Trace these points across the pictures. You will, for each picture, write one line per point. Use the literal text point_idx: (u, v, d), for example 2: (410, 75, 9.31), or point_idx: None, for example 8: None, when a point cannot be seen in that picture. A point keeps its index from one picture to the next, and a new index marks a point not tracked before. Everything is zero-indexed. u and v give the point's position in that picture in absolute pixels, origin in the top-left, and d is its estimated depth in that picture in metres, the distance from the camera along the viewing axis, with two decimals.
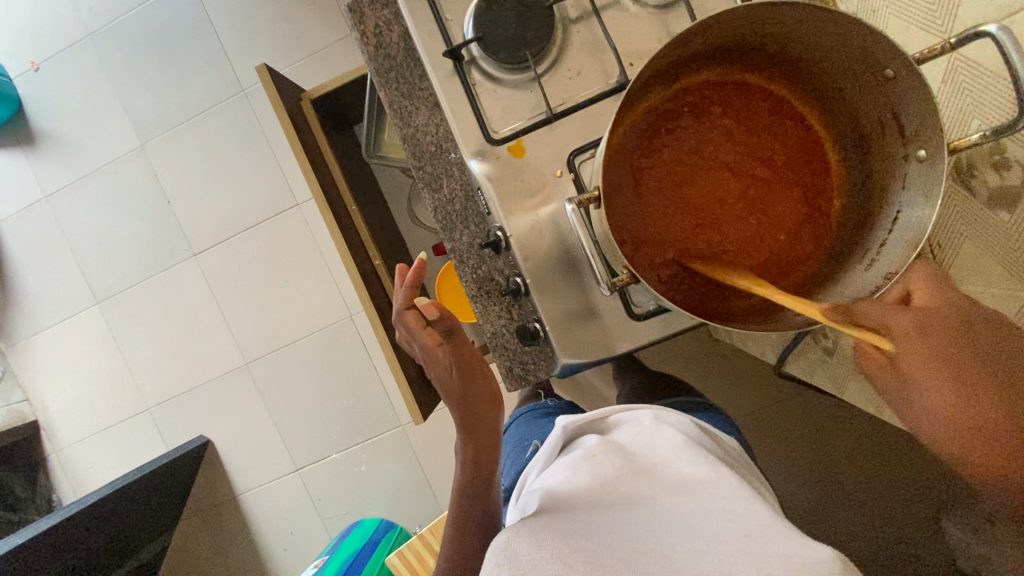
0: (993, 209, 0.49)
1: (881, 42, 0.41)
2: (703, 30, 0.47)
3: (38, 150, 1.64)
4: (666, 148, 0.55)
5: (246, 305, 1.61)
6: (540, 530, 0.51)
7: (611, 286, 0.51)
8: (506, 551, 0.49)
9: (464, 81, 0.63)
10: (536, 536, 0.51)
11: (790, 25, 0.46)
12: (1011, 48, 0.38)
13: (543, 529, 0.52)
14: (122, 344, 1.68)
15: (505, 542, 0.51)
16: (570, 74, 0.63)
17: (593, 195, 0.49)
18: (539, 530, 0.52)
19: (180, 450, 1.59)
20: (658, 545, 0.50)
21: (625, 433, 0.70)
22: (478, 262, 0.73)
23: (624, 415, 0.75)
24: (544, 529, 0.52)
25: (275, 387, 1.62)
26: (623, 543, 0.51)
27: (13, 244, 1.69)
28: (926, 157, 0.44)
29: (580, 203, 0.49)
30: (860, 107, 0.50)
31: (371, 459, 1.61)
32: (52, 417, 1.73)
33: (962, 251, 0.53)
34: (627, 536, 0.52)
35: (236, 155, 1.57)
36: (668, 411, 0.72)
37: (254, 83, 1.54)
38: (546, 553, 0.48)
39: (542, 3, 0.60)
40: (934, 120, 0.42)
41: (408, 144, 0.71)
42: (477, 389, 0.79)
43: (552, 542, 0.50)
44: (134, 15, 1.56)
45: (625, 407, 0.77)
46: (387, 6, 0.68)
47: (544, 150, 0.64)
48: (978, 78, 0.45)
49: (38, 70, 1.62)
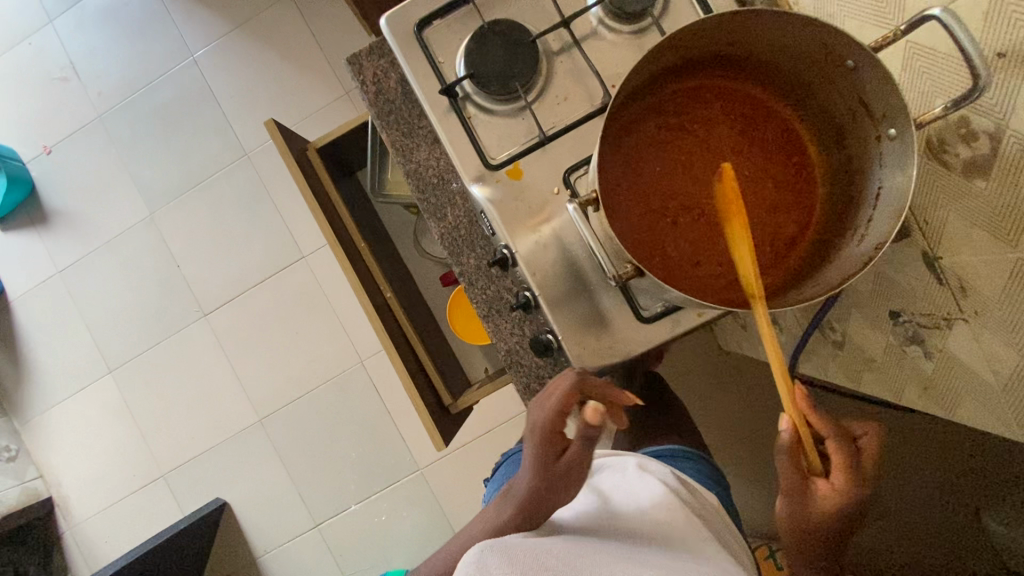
0: (969, 178, 0.52)
1: (839, 37, 0.46)
2: (675, 43, 0.52)
3: (50, 228, 1.71)
4: (655, 154, 0.58)
5: (259, 359, 1.63)
6: (510, 547, 0.57)
7: (616, 279, 0.55)
8: (477, 562, 0.55)
9: (461, 114, 0.68)
10: (508, 553, 0.57)
11: (754, 29, 0.50)
12: (955, 26, 0.42)
13: (514, 547, 0.58)
14: (136, 411, 1.69)
15: (480, 553, 0.57)
16: (559, 100, 0.68)
17: (591, 197, 0.54)
18: (509, 546, 0.58)
19: (197, 514, 1.57)
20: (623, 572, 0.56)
21: (609, 479, 0.76)
22: (487, 283, 0.75)
23: (609, 460, 0.81)
24: (517, 549, 0.57)
25: (291, 440, 1.62)
26: (590, 565, 0.56)
27: (28, 321, 1.73)
28: (897, 134, 0.48)
29: (581, 204, 0.54)
30: (830, 98, 0.53)
31: (391, 506, 1.59)
32: (67, 492, 1.71)
33: (950, 223, 0.56)
34: (594, 560, 0.58)
35: (242, 215, 1.63)
36: (652, 459, 0.78)
37: (257, 146, 1.62)
38: (514, 569, 0.54)
39: (526, 38, 0.65)
40: (897, 100, 0.46)
41: (411, 178, 0.75)
42: (558, 486, 0.67)
43: (520, 561, 0.55)
44: (142, 94, 1.66)
45: (611, 452, 0.82)
46: (384, 57, 0.74)
47: (540, 171, 0.68)
48: (935, 60, 0.49)
49: (50, 152, 1.70)
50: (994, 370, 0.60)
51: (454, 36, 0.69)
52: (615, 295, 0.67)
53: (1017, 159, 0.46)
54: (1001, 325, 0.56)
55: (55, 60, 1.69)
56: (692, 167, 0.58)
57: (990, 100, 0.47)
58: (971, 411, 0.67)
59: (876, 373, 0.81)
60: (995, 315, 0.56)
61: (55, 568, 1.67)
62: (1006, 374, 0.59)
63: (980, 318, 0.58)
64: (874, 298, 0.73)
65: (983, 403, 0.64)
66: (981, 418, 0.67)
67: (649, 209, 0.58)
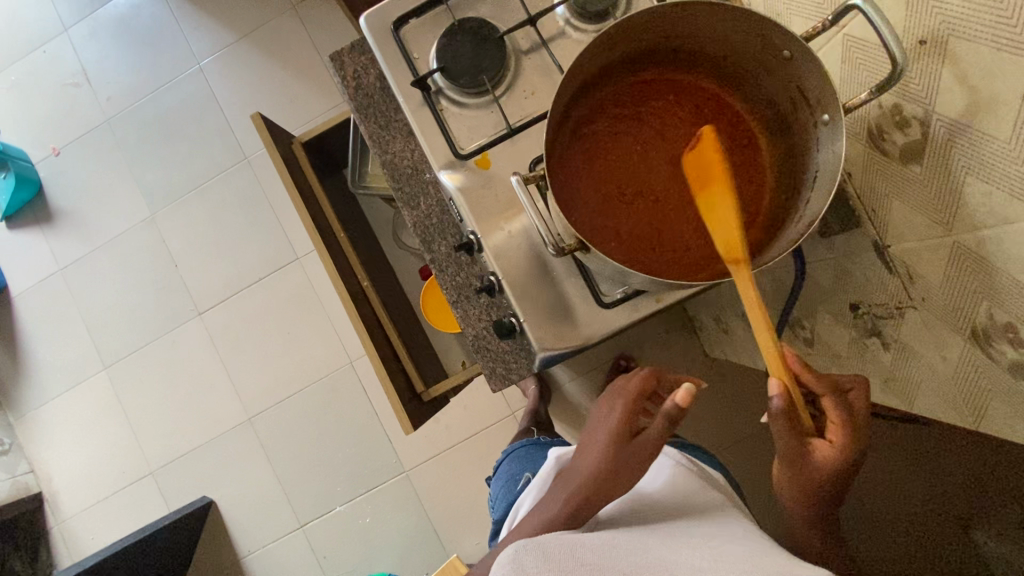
0: (907, 164, 0.54)
1: (771, 27, 0.49)
2: (625, 34, 0.55)
3: (55, 226, 1.76)
4: (609, 141, 0.61)
5: (250, 358, 1.66)
6: (545, 543, 0.54)
7: (559, 248, 0.56)
8: (513, 562, 0.52)
9: (432, 107, 0.71)
10: (544, 549, 0.54)
11: (698, 21, 0.54)
12: (873, 14, 0.45)
13: (548, 543, 0.55)
14: (129, 408, 1.71)
15: (515, 552, 0.54)
16: (526, 95, 0.71)
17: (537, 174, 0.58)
18: (543, 542, 0.55)
19: (182, 511, 1.58)
20: (661, 561, 0.53)
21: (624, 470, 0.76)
22: (456, 270, 0.78)
23: None
24: (549, 545, 0.54)
25: (279, 439, 1.63)
26: (626, 557, 0.54)
27: (29, 316, 1.77)
28: (830, 120, 0.50)
29: (525, 178, 0.57)
30: (774, 88, 0.57)
31: (376, 508, 1.58)
32: (57, 487, 1.73)
33: (893, 210, 0.58)
34: (633, 550, 0.56)
35: (239, 217, 1.67)
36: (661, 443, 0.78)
37: (256, 151, 1.67)
38: (551, 566, 0.51)
39: (494, 35, 0.69)
40: (827, 86, 0.49)
41: (387, 169, 0.78)
42: (630, 472, 0.63)
43: (558, 557, 0.53)
44: (148, 99, 1.73)
45: None
46: (364, 54, 0.78)
47: (507, 161, 0.70)
48: (866, 52, 0.52)
49: (58, 154, 1.77)
50: (943, 356, 0.61)
51: (428, 34, 0.72)
52: (577, 281, 0.69)
53: (944, 142, 0.49)
54: (946, 310, 0.57)
55: (67, 66, 1.77)
56: (647, 154, 0.61)
57: (917, 88, 0.50)
58: (927, 401, 0.69)
59: (843, 369, 0.82)
60: (939, 301, 0.58)
61: (41, 563, 1.67)
62: (957, 361, 0.59)
63: (929, 304, 0.59)
64: (835, 292, 0.75)
65: (937, 391, 0.65)
66: (939, 409, 0.67)
67: (602, 192, 0.60)
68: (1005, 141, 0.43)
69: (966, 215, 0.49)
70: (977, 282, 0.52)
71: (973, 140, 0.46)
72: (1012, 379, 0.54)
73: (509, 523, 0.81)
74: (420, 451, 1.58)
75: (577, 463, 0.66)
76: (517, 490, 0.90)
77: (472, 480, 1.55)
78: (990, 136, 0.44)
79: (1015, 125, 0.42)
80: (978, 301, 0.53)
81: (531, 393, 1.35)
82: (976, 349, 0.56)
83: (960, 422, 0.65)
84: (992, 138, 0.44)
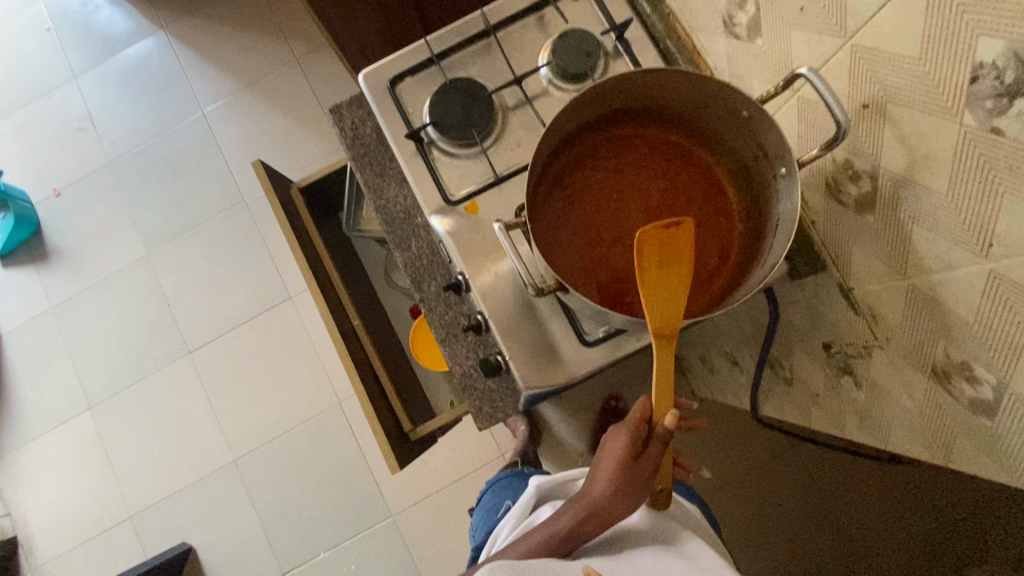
0: (862, 212, 0.59)
1: (732, 92, 0.55)
2: (600, 94, 0.61)
3: (50, 265, 1.77)
4: (588, 189, 0.66)
5: (238, 397, 1.65)
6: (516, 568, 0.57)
7: (538, 289, 0.59)
8: None
9: (425, 157, 0.76)
10: None
11: (666, 85, 0.60)
12: (818, 83, 0.51)
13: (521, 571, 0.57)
14: (111, 449, 1.68)
15: None
16: (512, 147, 0.76)
17: (519, 220, 0.61)
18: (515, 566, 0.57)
19: (159, 558, 1.53)
20: None
21: None
22: (445, 309, 0.81)
23: None
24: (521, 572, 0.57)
25: (263, 481, 1.60)
26: None
27: (15, 355, 1.76)
28: (788, 172, 0.55)
29: (506, 224, 0.60)
30: (738, 143, 0.62)
31: (361, 554, 1.54)
32: (30, 533, 1.67)
33: (853, 254, 0.62)
34: None
35: (234, 257, 1.70)
36: None
37: (254, 193, 1.72)
38: None
39: (483, 92, 0.74)
40: (781, 142, 0.54)
41: (380, 213, 0.82)
42: (635, 496, 0.64)
43: None
44: (152, 143, 1.79)
45: None
46: (362, 108, 0.83)
47: (494, 207, 0.74)
48: (818, 113, 0.57)
49: (58, 195, 1.81)
50: (910, 395, 0.64)
51: (422, 91, 0.78)
52: (560, 321, 0.72)
53: (891, 193, 0.53)
54: (907, 349, 0.61)
55: (75, 111, 1.84)
56: (625, 202, 0.65)
57: (863, 146, 0.55)
58: (900, 438, 0.71)
59: (821, 408, 0.85)
60: (901, 340, 0.61)
61: None
62: (921, 397, 0.62)
63: (890, 343, 0.63)
64: (808, 331, 0.78)
65: (907, 428, 0.68)
66: (910, 446, 0.69)
67: (582, 237, 0.64)
68: (942, 193, 0.48)
69: (917, 260, 0.53)
70: (932, 323, 0.55)
71: (913, 192, 0.51)
72: (973, 416, 0.56)
73: (486, 550, 0.81)
74: (408, 494, 1.55)
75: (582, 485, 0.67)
76: (497, 518, 0.90)
77: (460, 524, 1.51)
78: (928, 189, 0.49)
79: (951, 178, 0.47)
80: (934, 340, 0.56)
81: (521, 433, 1.36)
82: (939, 387, 0.59)
83: (930, 458, 0.67)
84: (931, 192, 0.49)
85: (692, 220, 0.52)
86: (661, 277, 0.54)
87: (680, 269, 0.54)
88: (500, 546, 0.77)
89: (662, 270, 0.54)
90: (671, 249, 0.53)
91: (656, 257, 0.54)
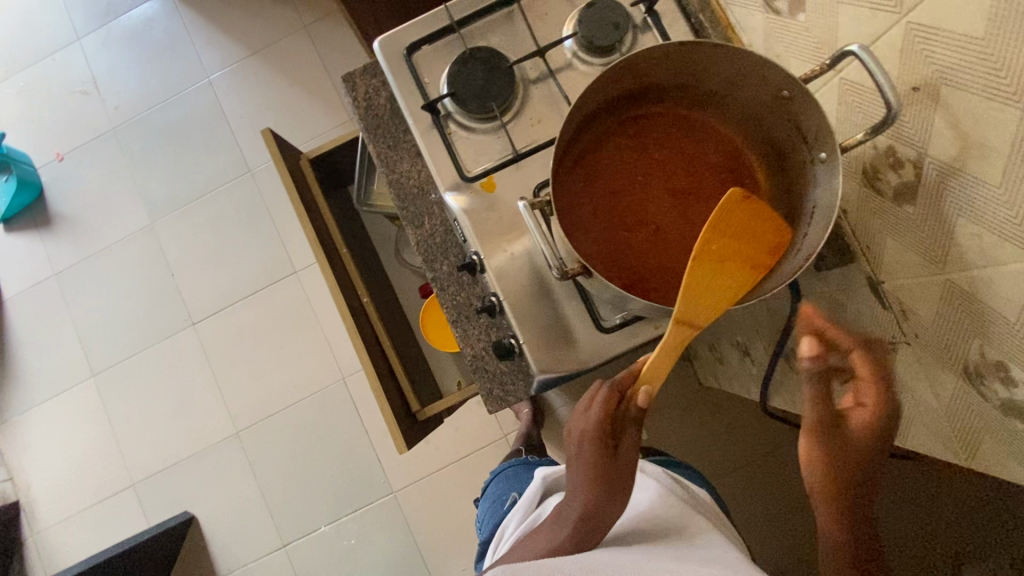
0: (900, 204, 0.56)
1: (775, 70, 0.52)
2: (632, 67, 0.57)
3: (53, 231, 1.75)
4: (611, 169, 0.63)
5: (241, 370, 1.64)
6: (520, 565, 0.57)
7: (562, 272, 0.57)
8: None
9: (441, 130, 0.73)
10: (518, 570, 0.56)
11: (701, 59, 0.56)
12: (871, 61, 0.47)
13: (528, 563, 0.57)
14: (115, 417, 1.68)
15: None
16: (532, 122, 0.72)
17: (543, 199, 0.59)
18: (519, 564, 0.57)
19: (161, 526, 1.54)
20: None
21: None
22: (457, 289, 0.79)
23: None
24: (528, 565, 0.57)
25: (265, 453, 1.61)
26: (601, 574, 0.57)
27: (19, 320, 1.75)
28: (827, 158, 0.52)
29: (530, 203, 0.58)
30: (773, 126, 0.59)
31: (362, 529, 1.55)
32: (34, 497, 1.68)
33: (886, 246, 0.60)
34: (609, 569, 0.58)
35: (239, 228, 1.68)
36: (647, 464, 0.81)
37: (261, 164, 1.69)
38: None
39: (504, 64, 0.71)
40: (825, 126, 0.51)
41: (393, 188, 0.79)
42: (626, 489, 0.62)
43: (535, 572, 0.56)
44: (157, 109, 1.75)
45: None
46: (376, 76, 0.80)
47: (511, 185, 0.72)
48: (863, 95, 0.54)
49: (62, 160, 1.77)
50: (936, 394, 0.62)
51: (440, 60, 0.74)
52: (577, 305, 0.70)
53: (936, 183, 0.51)
54: (935, 347, 0.59)
55: (77, 74, 1.79)
56: (648, 183, 0.62)
57: (911, 131, 0.52)
58: (920, 437, 0.70)
59: None
60: (932, 337, 0.59)
61: None
62: (950, 397, 0.60)
63: (920, 341, 0.61)
64: None
65: (929, 426, 0.66)
66: (930, 444, 0.68)
67: (603, 219, 0.62)
68: (996, 184, 0.45)
69: (958, 256, 0.51)
70: (969, 321, 0.53)
71: (962, 182, 0.48)
72: (1004, 418, 0.54)
73: (493, 548, 0.80)
74: (409, 472, 1.55)
75: (571, 489, 0.63)
76: (504, 510, 0.89)
77: (461, 503, 1.52)
78: (980, 179, 0.46)
79: (1006, 169, 0.44)
80: (968, 339, 0.54)
81: (525, 416, 1.36)
82: (968, 387, 0.57)
83: (950, 457, 0.66)
84: (983, 183, 0.46)
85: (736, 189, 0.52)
86: (727, 252, 0.53)
87: (717, 242, 0.53)
88: (506, 540, 0.78)
89: (733, 246, 0.53)
90: (753, 231, 0.53)
91: (732, 232, 0.53)
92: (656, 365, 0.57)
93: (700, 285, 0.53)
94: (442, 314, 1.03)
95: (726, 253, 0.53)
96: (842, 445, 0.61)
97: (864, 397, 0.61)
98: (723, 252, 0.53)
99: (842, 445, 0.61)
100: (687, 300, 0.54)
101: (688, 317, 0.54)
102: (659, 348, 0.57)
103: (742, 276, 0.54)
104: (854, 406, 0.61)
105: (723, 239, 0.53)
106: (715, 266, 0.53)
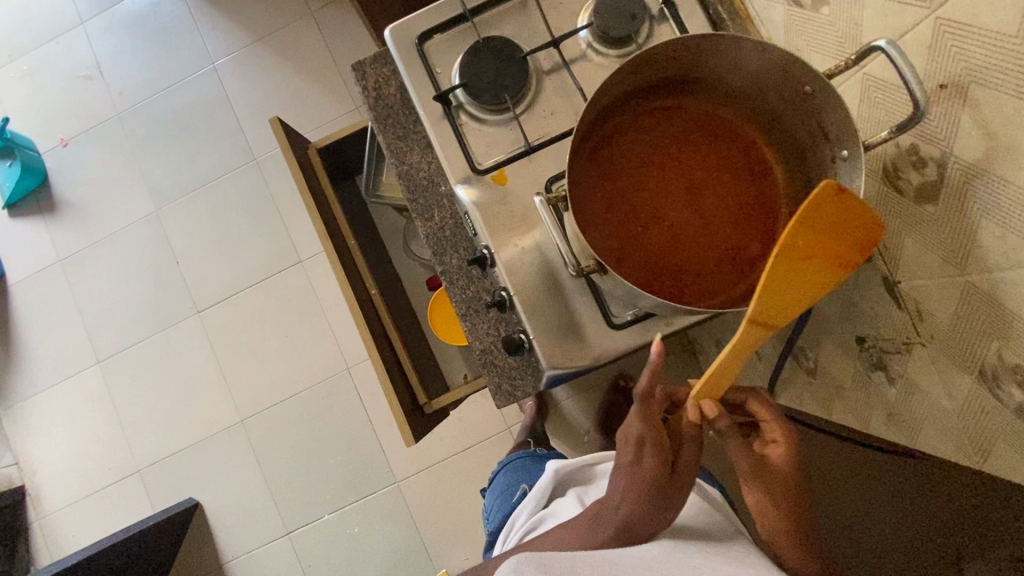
0: (921, 203, 0.55)
1: (798, 65, 0.50)
2: (651, 60, 0.56)
3: (58, 217, 1.75)
4: (627, 164, 0.62)
5: (246, 359, 1.64)
6: (544, 557, 0.58)
7: (577, 269, 0.57)
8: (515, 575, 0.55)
9: (453, 122, 0.72)
10: (543, 562, 0.57)
11: (722, 53, 0.55)
12: (898, 57, 0.46)
13: (552, 557, 0.58)
14: (120, 404, 1.69)
15: (517, 564, 0.57)
16: (545, 114, 0.71)
17: (560, 195, 0.59)
18: (543, 557, 0.58)
19: (167, 512, 1.55)
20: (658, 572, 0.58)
21: None
22: (467, 283, 0.78)
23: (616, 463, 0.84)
24: (552, 559, 0.58)
25: (270, 441, 1.61)
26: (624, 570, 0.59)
27: (24, 306, 1.75)
28: (849, 156, 0.51)
29: (547, 199, 0.58)
30: (793, 123, 0.58)
31: (365, 518, 1.56)
32: (39, 482, 1.70)
33: (904, 246, 0.59)
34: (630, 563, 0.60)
35: (244, 216, 1.67)
36: None
37: (265, 152, 1.68)
38: None
39: (517, 54, 0.70)
40: (848, 124, 0.50)
41: (403, 180, 0.78)
42: (675, 503, 0.61)
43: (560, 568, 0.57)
44: (161, 95, 1.73)
45: None
46: (386, 65, 0.79)
47: (523, 178, 0.71)
48: (886, 91, 0.53)
49: (66, 145, 1.76)
50: (949, 395, 0.62)
51: (452, 50, 0.73)
52: (588, 301, 0.70)
53: (959, 183, 0.50)
54: (951, 348, 0.58)
55: (81, 59, 1.77)
56: (665, 179, 0.61)
57: (935, 129, 0.51)
58: (932, 437, 0.69)
59: (846, 401, 0.83)
60: (948, 339, 0.58)
61: (18, 560, 1.63)
62: (965, 400, 0.60)
63: (936, 342, 0.60)
64: (840, 324, 0.76)
65: (941, 427, 0.66)
66: (942, 444, 0.69)
67: (618, 215, 0.61)
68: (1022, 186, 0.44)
69: (980, 257, 0.50)
70: (988, 323, 0.52)
71: (987, 182, 0.47)
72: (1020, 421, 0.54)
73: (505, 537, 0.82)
74: (413, 462, 1.56)
75: (615, 488, 0.63)
76: (514, 502, 0.89)
77: (464, 493, 1.53)
78: (1006, 180, 0.45)
79: None
80: (986, 342, 0.54)
81: (529, 409, 1.36)
82: (984, 389, 0.56)
83: (962, 457, 0.66)
84: (1009, 183, 0.45)
85: (833, 179, 0.43)
86: (814, 249, 0.46)
87: (801, 237, 0.45)
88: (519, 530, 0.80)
89: (823, 243, 0.46)
90: (845, 225, 0.45)
91: (822, 228, 0.45)
92: (721, 366, 0.53)
93: (776, 282, 0.47)
94: (450, 307, 1.02)
95: (812, 251, 0.46)
96: (776, 485, 0.61)
97: (772, 430, 0.62)
98: (806, 250, 0.46)
99: (773, 483, 0.61)
100: (761, 300, 0.48)
101: (759, 320, 0.49)
102: (728, 348, 0.52)
103: (829, 275, 0.47)
104: (769, 445, 0.62)
105: (809, 236, 0.45)
106: (793, 265, 0.47)
